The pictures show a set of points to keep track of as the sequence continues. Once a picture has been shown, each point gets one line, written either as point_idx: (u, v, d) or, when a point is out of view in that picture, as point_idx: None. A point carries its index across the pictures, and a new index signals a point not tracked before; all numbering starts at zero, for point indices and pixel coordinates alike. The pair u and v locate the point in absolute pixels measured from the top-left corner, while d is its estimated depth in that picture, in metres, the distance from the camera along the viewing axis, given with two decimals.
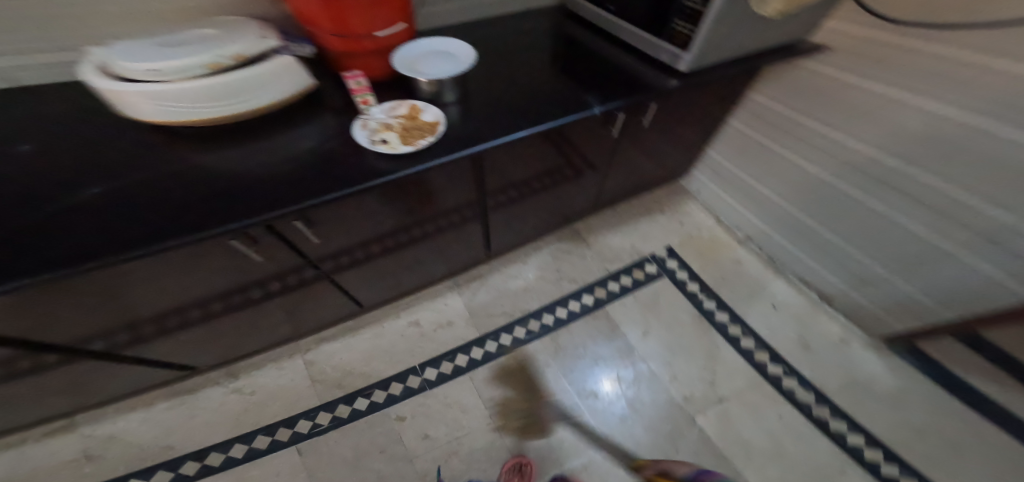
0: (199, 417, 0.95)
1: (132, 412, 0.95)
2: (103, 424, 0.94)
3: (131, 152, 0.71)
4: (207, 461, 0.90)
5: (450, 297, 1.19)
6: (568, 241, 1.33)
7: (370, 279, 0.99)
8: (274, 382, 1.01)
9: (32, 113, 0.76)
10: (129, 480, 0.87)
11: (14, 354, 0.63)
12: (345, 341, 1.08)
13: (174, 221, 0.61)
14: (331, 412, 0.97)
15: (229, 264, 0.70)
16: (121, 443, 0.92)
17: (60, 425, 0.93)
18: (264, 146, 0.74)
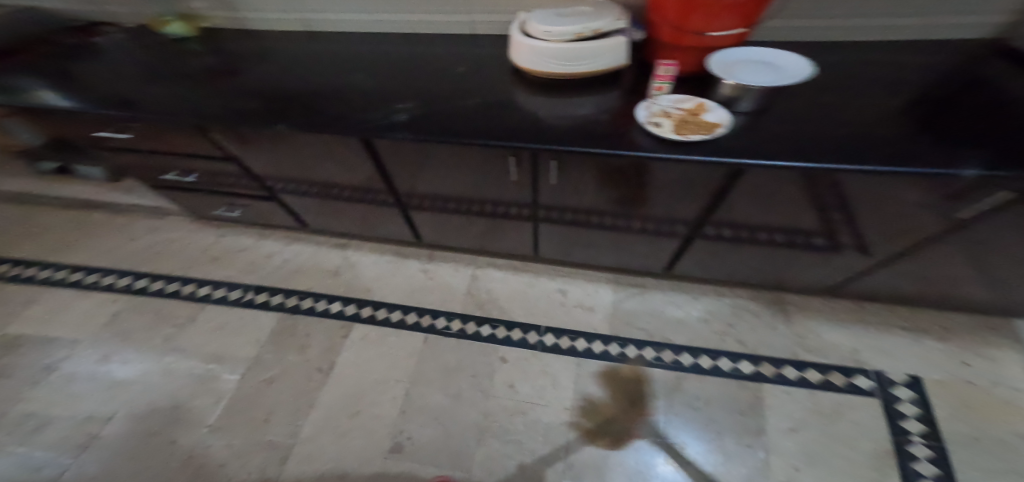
0: (395, 277, 1.34)
1: (363, 255, 1.38)
2: (341, 254, 1.39)
3: (462, 72, 0.88)
4: (376, 312, 1.27)
5: (602, 290, 1.24)
6: (762, 302, 1.17)
7: (555, 241, 1.10)
8: (448, 276, 1.35)
9: (393, 40, 1.02)
10: (339, 300, 1.29)
11: (356, 186, 0.99)
12: (505, 275, 1.33)
13: (468, 128, 0.76)
14: (462, 324, 1.25)
15: (479, 176, 0.86)
16: (348, 271, 1.35)
17: (325, 243, 1.41)
18: (554, 97, 0.82)
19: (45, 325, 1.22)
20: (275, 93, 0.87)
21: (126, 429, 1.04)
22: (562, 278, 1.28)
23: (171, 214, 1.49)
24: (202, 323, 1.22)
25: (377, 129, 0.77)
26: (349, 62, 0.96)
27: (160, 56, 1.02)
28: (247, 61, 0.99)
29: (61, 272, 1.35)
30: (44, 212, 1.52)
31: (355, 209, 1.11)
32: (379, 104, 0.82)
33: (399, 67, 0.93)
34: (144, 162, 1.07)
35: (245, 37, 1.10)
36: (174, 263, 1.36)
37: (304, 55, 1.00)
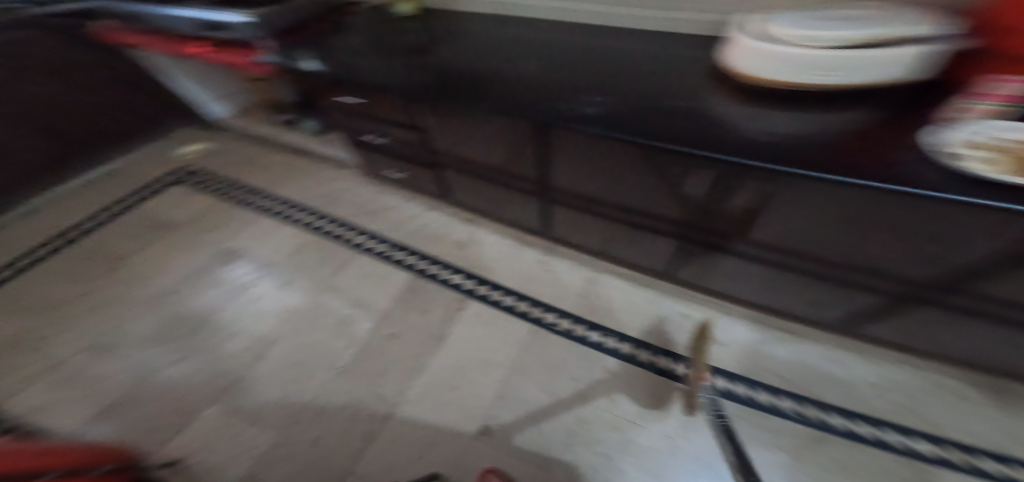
0: (515, 264, 1.37)
1: (490, 236, 1.44)
2: (471, 231, 1.46)
3: (657, 76, 0.86)
4: (489, 293, 1.31)
5: (738, 325, 1.14)
6: (963, 383, 0.95)
7: (696, 266, 1.05)
8: (567, 274, 1.33)
9: (586, 35, 1.05)
10: (461, 273, 1.36)
11: (513, 173, 1.05)
12: (627, 286, 1.29)
13: (660, 129, 0.72)
14: (569, 324, 1.23)
15: (650, 178, 0.83)
16: (473, 248, 1.41)
17: (458, 217, 1.50)
18: (765, 113, 0.74)
19: (250, 243, 1.53)
20: (478, 73, 0.94)
21: (287, 345, 1.24)
22: (688, 301, 1.22)
23: (346, 168, 1.74)
24: (354, 268, 1.40)
25: (564, 118, 0.77)
26: (546, 48, 1.01)
27: (383, 33, 1.18)
28: (451, 42, 1.09)
29: (270, 201, 1.66)
30: (265, 151, 1.91)
31: (502, 190, 1.16)
32: (569, 93, 0.83)
33: (596, 61, 0.94)
34: (354, 122, 1.27)
35: (447, 21, 1.21)
36: (343, 210, 1.59)
37: (504, 41, 1.06)
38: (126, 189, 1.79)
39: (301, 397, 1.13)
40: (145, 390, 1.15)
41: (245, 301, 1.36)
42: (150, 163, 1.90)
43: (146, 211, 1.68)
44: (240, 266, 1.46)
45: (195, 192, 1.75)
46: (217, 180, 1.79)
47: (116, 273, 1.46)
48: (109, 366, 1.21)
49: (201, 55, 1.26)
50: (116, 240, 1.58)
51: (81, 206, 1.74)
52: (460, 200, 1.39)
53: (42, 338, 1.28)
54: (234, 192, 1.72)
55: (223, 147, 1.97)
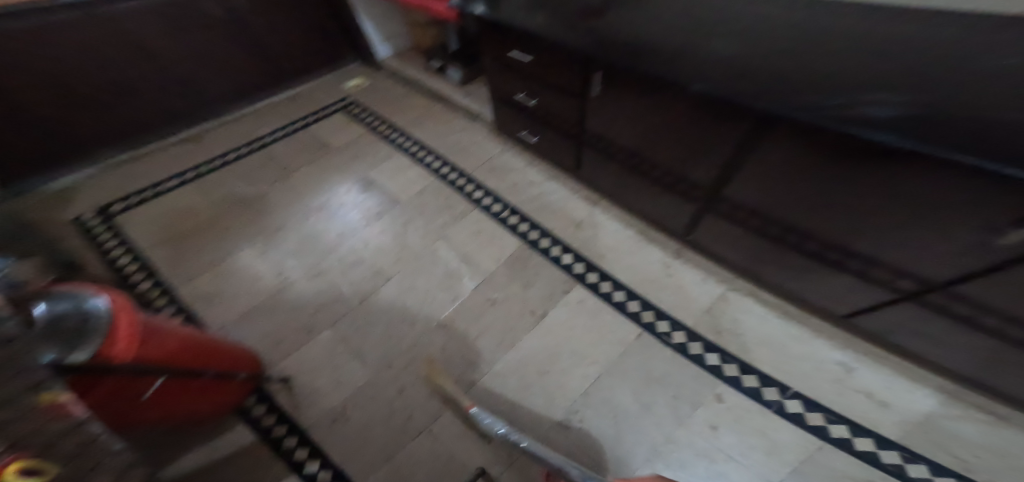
0: (632, 257, 1.22)
1: (610, 220, 1.31)
2: (589, 209, 1.34)
3: (943, 67, 0.67)
4: (598, 282, 1.19)
5: (920, 393, 0.95)
6: None
7: (898, 324, 0.88)
8: (693, 283, 1.16)
9: (809, 11, 0.86)
10: (570, 253, 1.26)
11: (683, 160, 0.93)
12: (765, 315, 1.09)
13: (973, 142, 0.56)
14: (686, 340, 1.08)
15: (895, 204, 0.67)
16: (590, 230, 1.30)
17: (579, 192, 1.39)
18: None
19: (384, 180, 1.63)
20: (682, 48, 0.81)
21: (397, 284, 1.32)
22: (852, 349, 1.02)
23: (478, 122, 1.72)
24: (468, 224, 1.41)
25: (846, 118, 0.62)
26: (775, 22, 0.84)
27: None
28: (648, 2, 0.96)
29: (409, 142, 1.74)
30: (412, 92, 1.98)
31: (666, 185, 1.05)
32: (841, 90, 0.67)
33: (853, 48, 0.74)
34: (513, 81, 1.21)
35: None
36: (468, 163, 1.59)
37: (718, 8, 0.91)
38: (296, 110, 2.00)
39: (403, 339, 1.20)
40: (286, 297, 1.34)
41: (371, 235, 1.46)
42: (319, 90, 2.10)
43: (309, 133, 1.88)
44: (372, 200, 1.57)
45: (342, 124, 1.90)
46: (368, 114, 1.93)
47: (280, 184, 1.68)
48: (266, 268, 1.42)
49: None
50: (279, 154, 1.79)
51: (253, 119, 1.96)
52: (590, 178, 1.29)
53: (219, 229, 1.53)
54: (382, 128, 1.84)
55: (377, 83, 2.10)
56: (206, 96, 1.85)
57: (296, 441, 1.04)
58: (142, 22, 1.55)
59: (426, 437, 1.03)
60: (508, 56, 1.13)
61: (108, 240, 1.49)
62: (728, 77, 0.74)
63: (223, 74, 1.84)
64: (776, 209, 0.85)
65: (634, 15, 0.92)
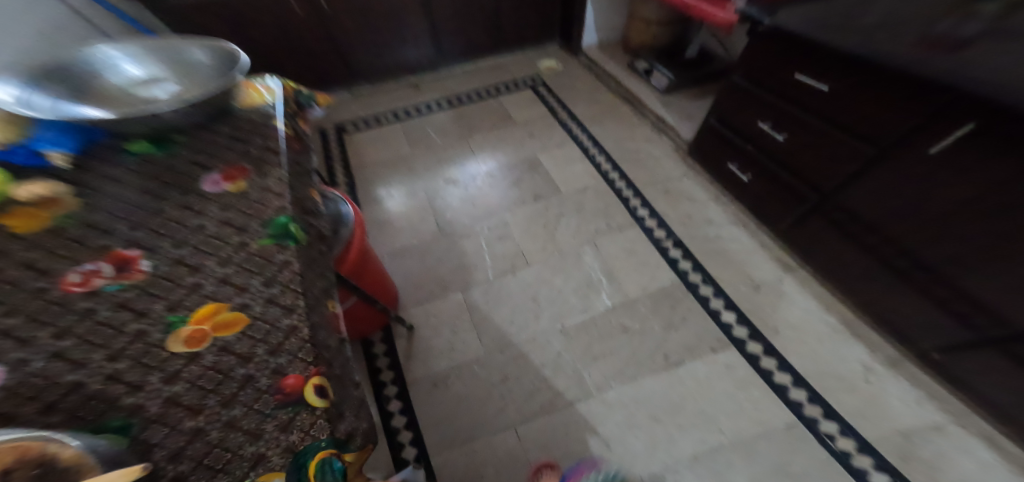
0: (813, 343, 1.04)
1: (798, 294, 1.13)
2: (773, 273, 1.18)
3: None
4: (760, 356, 1.05)
5: None
6: None
7: None
8: (895, 401, 0.94)
9: None
10: (733, 312, 1.13)
11: (973, 252, 0.77)
12: (987, 465, 0.85)
13: None
14: (852, 450, 0.89)
15: None
16: (767, 294, 1.14)
17: (768, 248, 1.23)
18: None
19: (555, 165, 1.66)
20: None
21: (536, 272, 1.37)
22: None
23: (664, 135, 1.63)
24: (626, 239, 1.36)
25: None
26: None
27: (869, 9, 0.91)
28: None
29: (584, 137, 1.73)
30: (602, 87, 1.96)
31: (974, 286, 0.79)
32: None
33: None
34: (769, 105, 1.07)
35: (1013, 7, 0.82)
36: (641, 175, 1.52)
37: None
38: (493, 79, 2.15)
39: (525, 328, 1.25)
40: (440, 245, 1.49)
41: (525, 218, 1.51)
42: (517, 64, 2.23)
43: (498, 103, 2.01)
44: (532, 183, 1.62)
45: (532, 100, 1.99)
46: (556, 99, 1.97)
47: (462, 142, 1.84)
48: (431, 214, 1.58)
49: None
50: (468, 115, 1.96)
51: (457, 80, 2.17)
52: (804, 237, 1.11)
53: (406, 169, 1.75)
54: (565, 115, 1.86)
55: (570, 70, 2.14)
56: (433, 49, 2.09)
57: (394, 392, 1.16)
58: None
59: (509, 435, 1.06)
60: (792, 77, 0.98)
61: (337, 153, 1.82)
62: None
63: (455, 30, 2.04)
64: None
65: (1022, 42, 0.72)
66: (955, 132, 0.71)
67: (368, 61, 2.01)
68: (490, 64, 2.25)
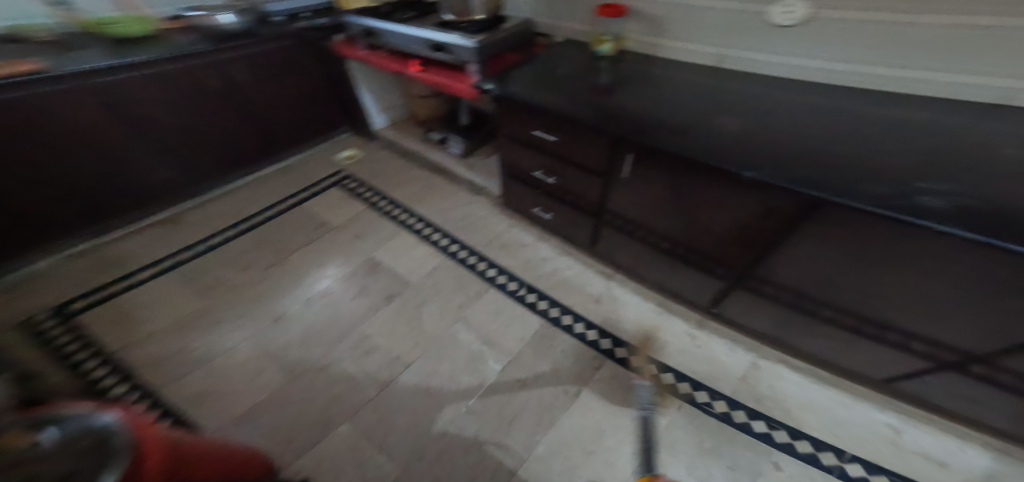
0: (656, 333, 1.23)
1: (633, 294, 1.35)
2: (610, 284, 1.39)
3: (829, 128, 0.90)
4: (629, 356, 1.20)
5: (971, 450, 0.91)
6: None
7: (936, 389, 0.88)
8: (720, 353, 1.15)
9: (753, 89, 1.08)
10: (594, 330, 1.29)
11: (677, 229, 1.08)
12: (803, 381, 1.06)
13: (854, 188, 0.72)
14: (728, 407, 1.03)
15: (826, 256, 0.82)
16: (612, 304, 1.33)
17: (600, 269, 1.44)
18: (969, 163, 0.76)
19: (393, 256, 1.64)
20: (684, 122, 0.97)
21: (418, 370, 1.30)
22: (895, 410, 0.97)
23: (481, 194, 1.80)
24: (488, 304, 1.42)
25: (780, 176, 0.77)
26: (767, 104, 1.02)
27: (568, 75, 1.22)
28: (651, 86, 1.14)
29: (412, 218, 1.75)
30: (411, 164, 2.04)
31: (688, 248, 1.10)
32: (875, 176, 0.75)
33: (843, 127, 0.90)
34: (533, 159, 1.29)
35: (644, 66, 1.24)
36: (477, 238, 1.62)
37: (722, 99, 1.06)
38: (288, 186, 1.99)
39: (429, 426, 1.17)
40: (294, 391, 1.27)
41: (386, 320, 1.44)
42: (311, 162, 2.12)
43: (303, 212, 1.86)
44: (376, 285, 1.55)
45: (344, 197, 1.92)
46: (365, 186, 1.96)
47: (279, 266, 1.64)
48: (272, 359, 1.35)
49: (416, 71, 1.47)
50: (275, 234, 1.77)
51: (235, 199, 1.92)
52: (606, 247, 1.34)
53: (208, 323, 1.45)
54: (380, 201, 1.86)
55: (370, 154, 2.15)
56: (194, 171, 1.82)
57: None
58: (133, 96, 1.51)
59: None
60: (530, 134, 1.22)
61: (73, 342, 1.36)
62: (703, 145, 0.88)
63: (210, 146, 1.81)
64: (781, 272, 0.94)
65: (646, 97, 1.10)
66: (621, 152, 1.01)
67: (90, 204, 1.60)
68: (277, 169, 2.08)
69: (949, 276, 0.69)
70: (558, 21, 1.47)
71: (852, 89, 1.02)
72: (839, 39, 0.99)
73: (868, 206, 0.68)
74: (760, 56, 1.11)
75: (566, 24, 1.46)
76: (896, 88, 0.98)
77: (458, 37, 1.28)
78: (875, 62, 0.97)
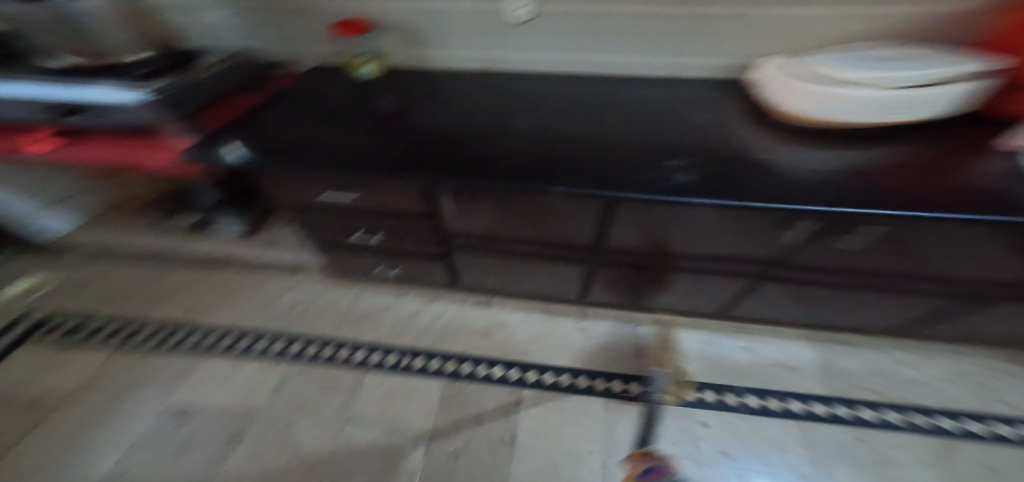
0: (557, 339, 1.23)
1: (521, 312, 1.30)
2: (497, 312, 1.30)
3: (598, 114, 0.92)
4: (533, 376, 1.16)
5: (802, 347, 1.16)
6: (993, 359, 1.10)
7: (758, 310, 1.07)
8: (612, 336, 1.22)
9: (532, 91, 1.03)
10: (500, 364, 1.19)
11: (528, 242, 0.98)
12: (677, 330, 1.22)
13: (640, 178, 0.73)
14: (643, 387, 1.12)
15: (653, 234, 0.84)
16: (506, 332, 1.26)
17: (481, 300, 1.34)
18: (720, 123, 0.86)
19: (207, 388, 1.17)
20: (489, 136, 0.87)
21: None
22: (743, 333, 1.20)
23: (306, 270, 1.47)
24: (372, 390, 1.14)
25: (579, 184, 0.73)
26: (556, 101, 0.99)
27: (345, 108, 0.99)
28: (439, 105, 0.99)
29: (215, 335, 1.29)
30: (190, 262, 1.53)
31: (539, 249, 1.00)
32: (646, 159, 0.78)
33: (620, 111, 0.93)
34: (343, 221, 1.03)
35: (428, 80, 1.09)
36: (324, 325, 1.31)
37: (513, 103, 0.99)
38: None
39: None
40: None
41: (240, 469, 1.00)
42: None
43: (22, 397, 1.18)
44: (198, 433, 1.07)
45: (95, 346, 1.29)
46: (112, 324, 1.35)
47: None
48: None
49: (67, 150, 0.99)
50: None
51: None
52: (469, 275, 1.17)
53: None
54: (151, 330, 1.32)
55: (111, 273, 1.51)
56: None
57: None
58: None
59: None
60: (319, 198, 0.95)
61: None
62: (506, 166, 0.79)
63: None
64: (631, 240, 0.88)
65: (439, 115, 0.96)
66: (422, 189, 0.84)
67: None
68: None
69: (744, 231, 0.76)
70: (294, 46, 1.17)
71: (608, 78, 1.05)
72: (565, 28, 0.98)
73: (649, 194, 0.69)
74: (524, 58, 1.06)
75: (307, 49, 1.17)
76: (633, 72, 1.04)
77: (116, 90, 0.89)
78: (620, 51, 1.00)
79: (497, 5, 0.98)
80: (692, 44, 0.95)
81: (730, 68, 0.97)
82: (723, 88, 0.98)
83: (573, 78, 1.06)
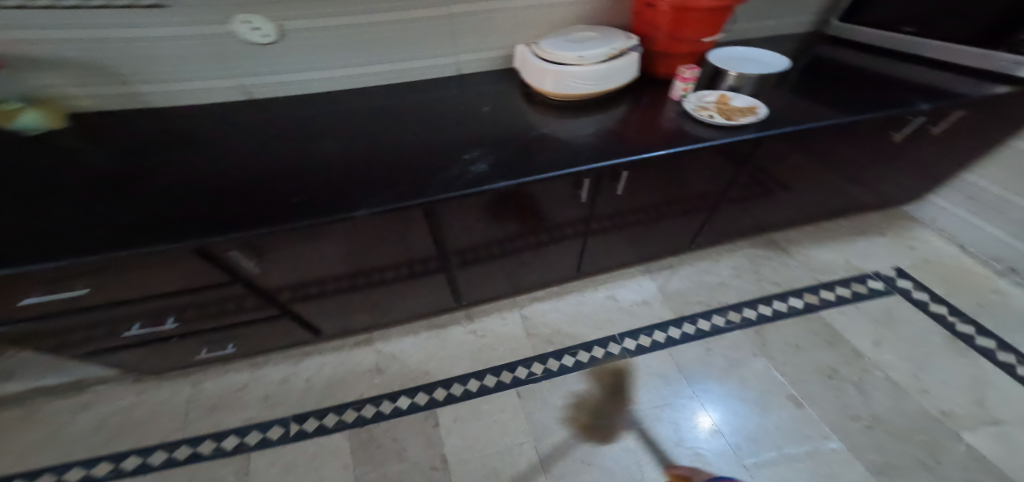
0: (447, 347, 1.22)
1: (406, 337, 1.25)
2: (385, 344, 1.23)
3: (387, 123, 0.87)
4: (433, 394, 1.13)
5: (642, 281, 1.33)
6: (764, 248, 1.40)
7: (604, 262, 1.16)
8: (498, 328, 1.24)
9: (315, 110, 0.93)
10: (402, 395, 1.13)
11: (372, 279, 0.87)
12: (553, 302, 1.29)
13: (451, 176, 0.72)
14: (544, 364, 1.16)
15: (487, 225, 0.82)
16: (398, 362, 1.20)
17: (363, 338, 1.25)
18: (513, 107, 0.89)
19: None
20: (280, 169, 0.75)
21: None
22: (602, 284, 1.33)
23: (106, 382, 1.14)
24: (264, 474, 0.99)
25: (392, 199, 0.67)
26: (343, 116, 0.90)
27: (55, 174, 0.73)
28: (197, 145, 0.81)
29: None
30: None
31: (389, 276, 0.89)
32: (444, 159, 0.75)
33: (411, 117, 0.89)
34: (102, 319, 0.72)
35: (175, 118, 0.90)
36: (162, 431, 1.06)
37: (295, 127, 0.87)
38: None
39: None
40: None
41: None
42: None
43: None
44: None
45: None
46: None
47: None
48: None
49: None
50: None
51: None
52: (326, 325, 1.00)
53: None
54: None
55: None
56: None
57: None
58: None
59: None
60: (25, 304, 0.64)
61: None
62: (308, 197, 0.68)
63: None
64: (467, 241, 0.86)
65: (199, 159, 0.77)
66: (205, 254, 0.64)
67: None
68: None
69: (567, 197, 0.81)
70: None
71: (398, 85, 1.01)
72: (327, 44, 0.90)
73: (468, 189, 0.69)
74: (300, 78, 0.95)
75: None
76: (419, 75, 1.02)
77: None
78: (398, 56, 0.96)
79: (230, 28, 0.83)
80: (465, 37, 0.97)
81: (498, 58, 1.04)
82: (499, 77, 1.03)
83: (360, 92, 0.99)
